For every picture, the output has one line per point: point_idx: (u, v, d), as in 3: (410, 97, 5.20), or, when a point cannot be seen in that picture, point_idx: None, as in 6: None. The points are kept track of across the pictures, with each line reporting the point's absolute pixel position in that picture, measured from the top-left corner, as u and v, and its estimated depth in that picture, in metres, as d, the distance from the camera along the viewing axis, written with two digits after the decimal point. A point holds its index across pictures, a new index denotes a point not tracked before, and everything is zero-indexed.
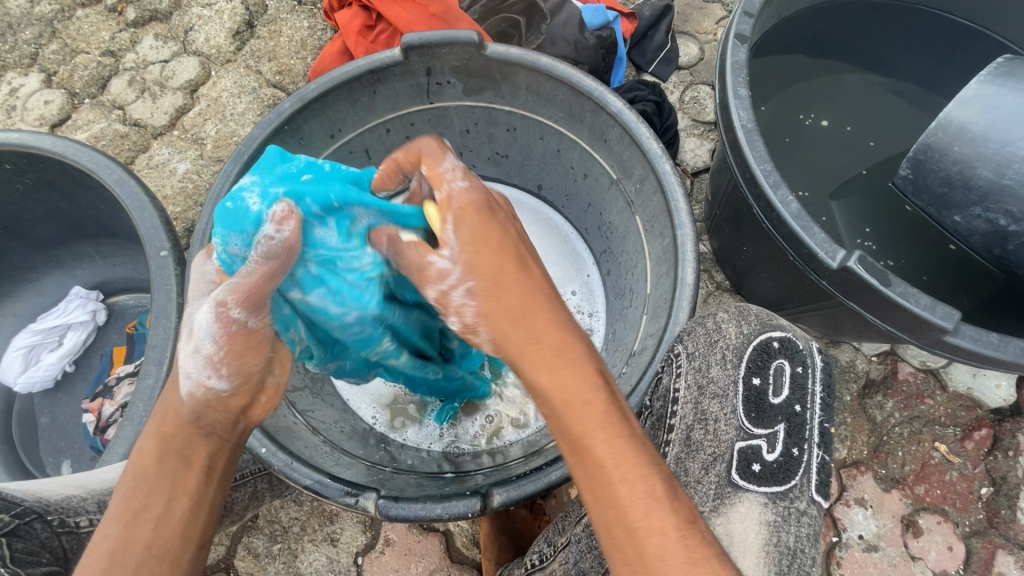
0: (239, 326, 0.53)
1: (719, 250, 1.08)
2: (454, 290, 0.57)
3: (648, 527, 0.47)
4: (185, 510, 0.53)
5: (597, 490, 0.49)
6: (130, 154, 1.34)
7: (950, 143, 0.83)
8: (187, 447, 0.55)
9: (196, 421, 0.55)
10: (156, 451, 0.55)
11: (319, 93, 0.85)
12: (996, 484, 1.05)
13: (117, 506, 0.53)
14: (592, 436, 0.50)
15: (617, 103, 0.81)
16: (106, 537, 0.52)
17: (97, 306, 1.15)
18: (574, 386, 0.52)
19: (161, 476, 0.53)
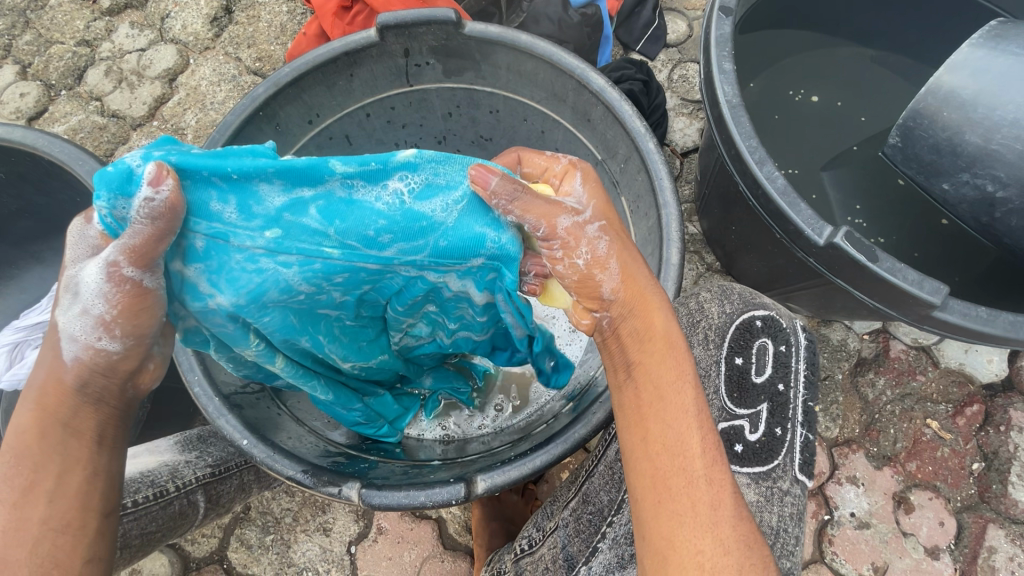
0: (135, 286, 0.47)
1: (709, 230, 1.07)
2: (587, 226, 0.53)
3: (708, 479, 0.51)
4: (83, 480, 0.50)
5: (672, 441, 0.51)
6: (109, 146, 1.31)
7: (940, 108, 0.81)
8: (70, 415, 0.50)
9: (72, 385, 0.50)
10: (34, 421, 0.50)
11: (294, 77, 0.82)
12: (987, 459, 1.05)
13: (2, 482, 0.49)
14: (681, 393, 0.53)
15: (599, 81, 0.79)
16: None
17: None
18: (670, 366, 0.54)
19: (48, 449, 0.49)
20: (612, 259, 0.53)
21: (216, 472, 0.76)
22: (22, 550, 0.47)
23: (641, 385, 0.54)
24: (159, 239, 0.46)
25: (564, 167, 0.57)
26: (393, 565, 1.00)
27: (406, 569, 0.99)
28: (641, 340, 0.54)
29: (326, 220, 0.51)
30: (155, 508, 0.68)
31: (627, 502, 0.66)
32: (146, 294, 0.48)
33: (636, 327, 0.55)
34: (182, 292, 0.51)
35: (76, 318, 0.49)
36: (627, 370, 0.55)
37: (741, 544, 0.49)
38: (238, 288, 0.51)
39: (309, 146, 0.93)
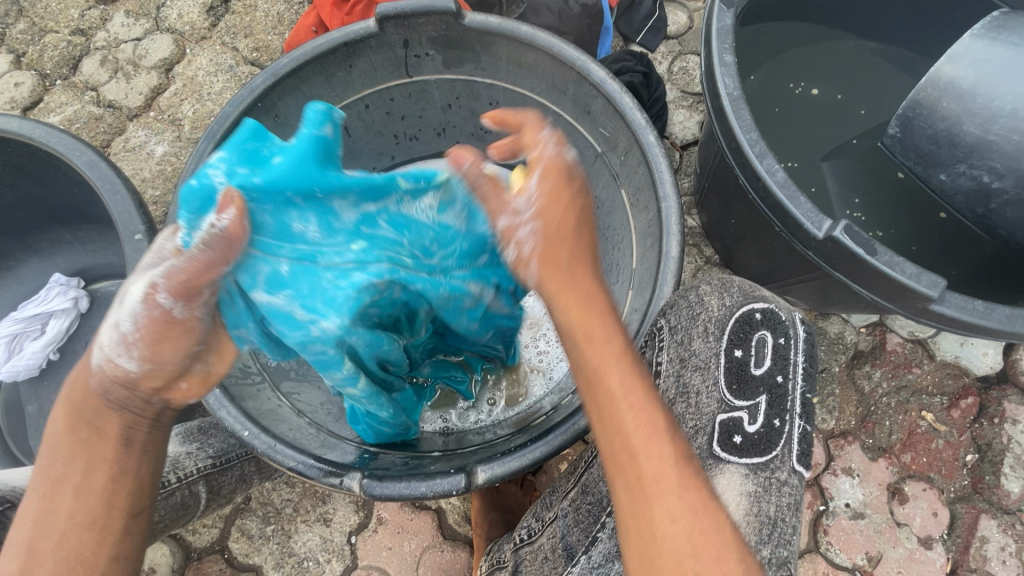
0: (162, 312, 0.52)
1: (708, 223, 1.07)
2: (517, 226, 0.55)
3: (649, 453, 0.49)
4: (109, 478, 0.53)
5: (607, 420, 0.51)
6: (106, 137, 1.30)
7: (939, 98, 0.81)
8: (96, 417, 0.53)
9: (101, 394, 0.53)
10: (66, 424, 0.54)
11: (293, 67, 0.82)
12: (981, 451, 1.06)
13: (40, 480, 0.53)
14: (606, 368, 0.52)
15: (600, 72, 0.79)
16: (31, 508, 0.52)
17: (78, 293, 1.13)
18: (588, 342, 0.53)
19: (77, 449, 0.53)
20: (530, 243, 0.55)
21: (217, 464, 0.77)
22: (50, 541, 0.51)
23: (576, 368, 0.54)
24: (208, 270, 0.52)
25: (528, 158, 0.57)
26: (393, 554, 1.01)
27: (406, 559, 1.00)
28: (563, 321, 0.55)
29: (398, 231, 0.60)
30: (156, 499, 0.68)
31: None
32: (174, 319, 0.52)
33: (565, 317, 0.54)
34: (274, 319, 0.56)
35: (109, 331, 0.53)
36: (568, 357, 0.56)
37: (689, 515, 0.47)
38: (337, 306, 0.56)
39: None
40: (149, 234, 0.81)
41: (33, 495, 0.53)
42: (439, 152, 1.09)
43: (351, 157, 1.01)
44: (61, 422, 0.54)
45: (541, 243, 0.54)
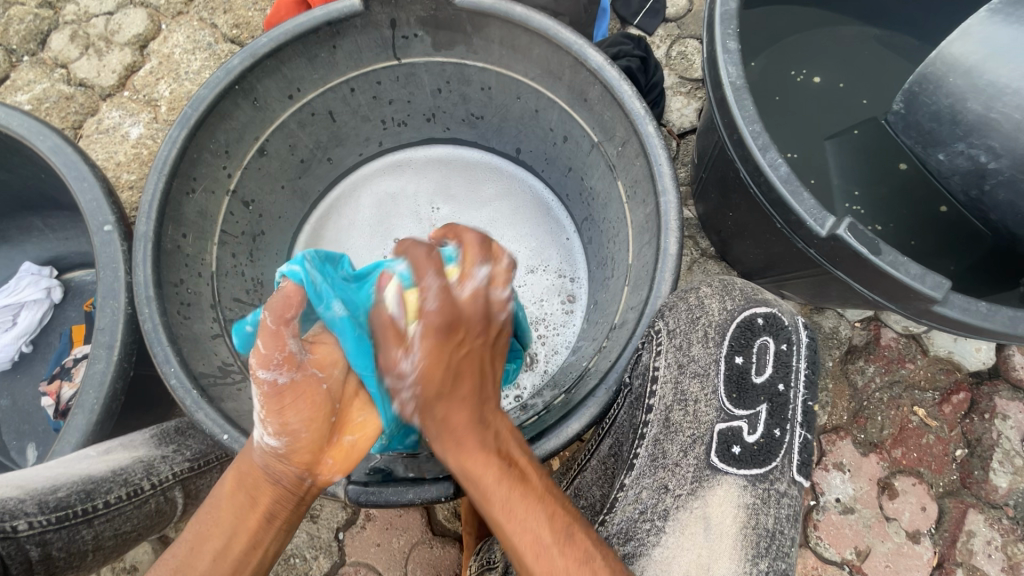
0: (271, 385, 0.60)
1: (705, 215, 1.04)
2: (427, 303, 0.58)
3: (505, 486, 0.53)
4: (244, 549, 0.57)
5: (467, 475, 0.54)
6: (78, 118, 1.24)
7: (947, 74, 0.79)
8: (255, 488, 0.59)
9: (268, 471, 0.60)
10: (231, 486, 0.60)
11: (272, 48, 0.77)
12: (970, 446, 1.06)
13: (187, 535, 0.58)
14: (463, 426, 0.56)
15: (597, 58, 0.75)
16: (175, 555, 0.57)
17: (51, 282, 1.08)
18: (450, 414, 0.56)
19: (229, 513, 0.58)
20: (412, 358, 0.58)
21: (195, 467, 0.74)
22: None
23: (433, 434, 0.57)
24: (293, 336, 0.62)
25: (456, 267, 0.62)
26: (382, 551, 0.99)
27: (395, 556, 0.99)
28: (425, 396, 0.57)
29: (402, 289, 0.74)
30: (128, 508, 0.65)
31: (619, 499, 0.63)
32: (299, 383, 0.62)
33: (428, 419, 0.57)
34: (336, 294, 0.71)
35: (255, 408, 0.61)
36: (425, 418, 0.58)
37: (545, 517, 0.51)
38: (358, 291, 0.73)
39: (290, 122, 0.88)
40: (119, 226, 0.77)
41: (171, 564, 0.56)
42: (429, 138, 1.06)
43: (336, 143, 0.97)
44: (225, 484, 0.60)
45: (433, 325, 0.58)
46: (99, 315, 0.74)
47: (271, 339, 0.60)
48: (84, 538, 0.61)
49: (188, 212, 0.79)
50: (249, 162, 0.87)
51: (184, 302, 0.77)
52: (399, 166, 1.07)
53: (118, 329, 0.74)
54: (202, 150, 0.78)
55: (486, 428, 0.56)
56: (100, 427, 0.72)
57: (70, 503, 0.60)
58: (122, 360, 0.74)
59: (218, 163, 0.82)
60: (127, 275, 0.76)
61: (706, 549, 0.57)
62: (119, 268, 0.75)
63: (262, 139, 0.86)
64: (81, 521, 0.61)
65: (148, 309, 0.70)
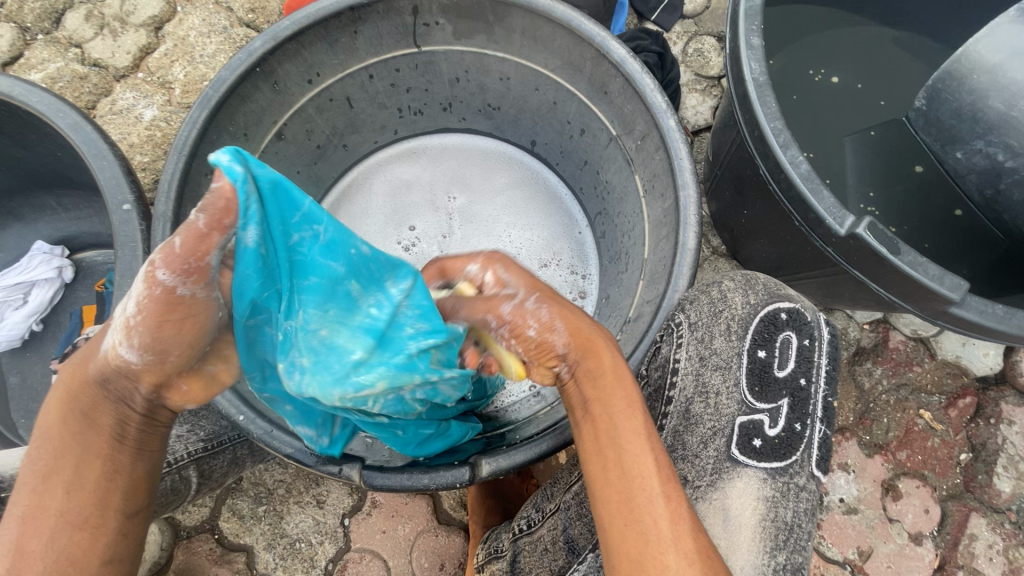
0: (164, 291, 0.50)
1: (717, 213, 1.04)
2: (526, 300, 0.57)
3: (667, 497, 0.51)
4: (101, 474, 0.54)
5: (626, 468, 0.53)
6: (91, 98, 1.23)
7: (970, 70, 0.79)
8: (94, 407, 0.55)
9: (103, 383, 0.54)
10: (64, 410, 0.55)
11: (294, 31, 0.77)
12: (975, 451, 1.06)
13: (31, 471, 0.54)
14: (630, 424, 0.54)
15: (620, 51, 0.74)
16: (26, 487, 0.53)
17: (63, 262, 1.08)
18: (619, 406, 0.55)
19: (73, 441, 0.54)
20: (557, 325, 0.56)
21: (208, 448, 0.75)
22: (40, 539, 0.51)
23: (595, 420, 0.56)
24: (209, 254, 0.50)
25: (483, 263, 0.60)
26: (387, 538, 1.00)
27: (400, 543, 0.99)
28: (593, 376, 0.56)
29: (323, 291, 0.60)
30: None
31: None
32: (197, 302, 0.52)
33: (587, 367, 0.57)
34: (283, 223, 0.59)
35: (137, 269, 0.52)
36: (583, 405, 0.57)
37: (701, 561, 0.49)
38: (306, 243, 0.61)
39: (308, 107, 0.88)
40: (137, 205, 0.77)
41: (20, 500, 0.53)
42: (443, 128, 1.06)
43: (352, 129, 0.97)
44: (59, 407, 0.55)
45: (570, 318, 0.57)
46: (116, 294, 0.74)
47: (193, 243, 0.49)
48: None
49: (206, 193, 0.79)
50: (266, 146, 0.87)
51: None
52: (415, 152, 1.07)
53: None
54: (221, 132, 0.78)
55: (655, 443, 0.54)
56: None
57: None
58: None
59: (236, 145, 0.81)
60: (145, 255, 0.76)
61: (725, 540, 0.58)
62: (137, 247, 0.75)
63: (280, 123, 0.86)
64: None
65: None
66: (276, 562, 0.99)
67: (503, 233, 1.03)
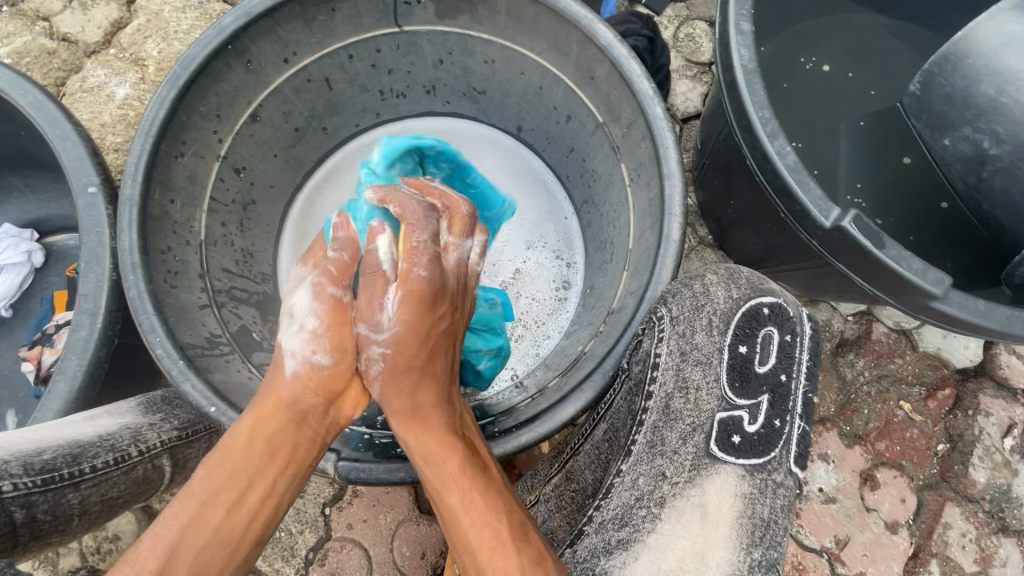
0: (337, 299, 0.70)
1: (704, 202, 1.03)
2: (413, 271, 0.68)
3: (491, 546, 0.56)
4: (259, 498, 0.60)
5: (452, 514, 0.59)
6: (60, 75, 1.18)
7: (965, 55, 0.79)
8: (287, 425, 0.63)
9: (296, 404, 0.65)
10: (249, 429, 0.62)
11: (268, 7, 0.74)
12: (952, 441, 1.08)
13: (199, 480, 0.59)
14: (447, 468, 0.61)
15: (606, 34, 0.72)
16: (191, 497, 0.58)
17: (32, 246, 1.05)
18: (431, 446, 0.62)
19: (249, 463, 0.60)
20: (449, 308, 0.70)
21: (183, 436, 0.73)
22: (190, 552, 0.56)
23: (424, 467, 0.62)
24: (348, 258, 0.74)
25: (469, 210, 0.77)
26: (368, 527, 0.99)
27: (381, 532, 0.99)
28: (412, 409, 0.65)
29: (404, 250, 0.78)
30: (115, 474, 0.64)
31: (614, 485, 0.63)
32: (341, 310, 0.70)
33: (406, 400, 0.66)
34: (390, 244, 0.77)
35: (292, 287, 0.74)
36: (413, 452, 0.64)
37: None
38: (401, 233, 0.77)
39: (284, 88, 0.85)
40: (104, 187, 0.74)
41: (183, 506, 0.58)
42: (428, 112, 1.03)
43: (331, 111, 0.94)
44: (243, 434, 0.61)
45: (414, 292, 0.67)
46: (82, 280, 0.71)
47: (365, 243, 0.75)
48: (70, 501, 0.60)
49: (177, 176, 0.76)
50: (240, 128, 0.83)
51: (171, 270, 0.74)
52: (399, 135, 1.03)
53: (102, 295, 0.71)
54: (191, 112, 0.75)
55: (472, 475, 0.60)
56: (83, 395, 0.70)
57: (54, 467, 0.59)
58: (106, 327, 0.71)
59: (208, 127, 0.78)
60: (113, 240, 0.73)
61: (700, 536, 0.58)
62: (104, 232, 0.72)
63: (255, 103, 0.83)
64: (67, 485, 0.60)
65: (134, 276, 0.67)
66: None
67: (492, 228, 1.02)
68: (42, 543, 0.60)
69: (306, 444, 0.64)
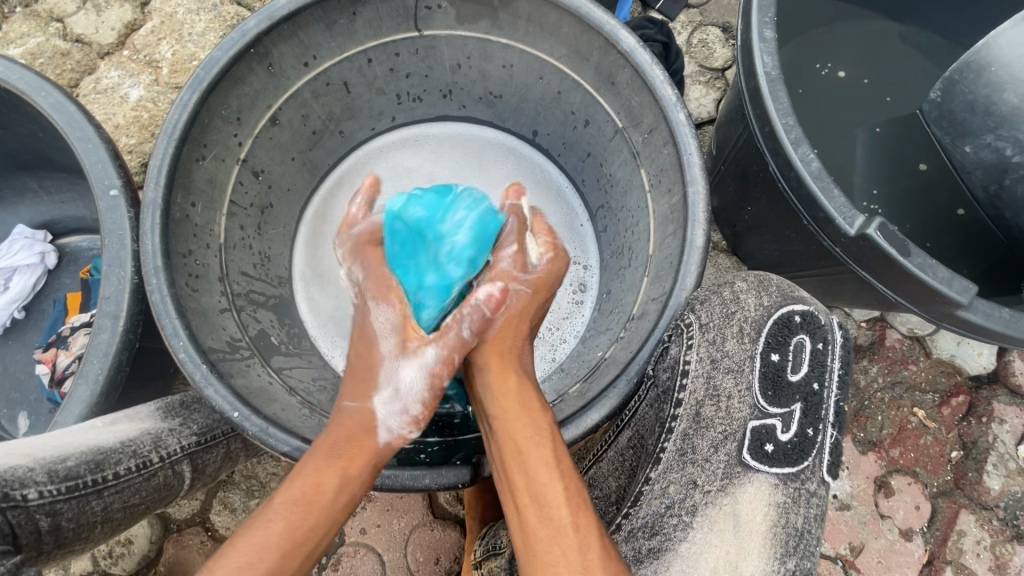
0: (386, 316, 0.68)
1: (719, 208, 1.03)
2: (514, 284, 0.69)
3: (575, 526, 0.58)
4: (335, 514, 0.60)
5: (537, 494, 0.60)
6: (74, 76, 1.18)
7: (988, 63, 0.79)
8: (358, 439, 0.63)
9: (367, 422, 0.64)
10: (335, 443, 0.63)
11: (290, 11, 0.74)
12: (966, 448, 1.08)
13: (284, 499, 0.59)
14: (539, 445, 0.61)
15: (630, 40, 0.72)
16: (280, 516, 0.58)
17: (46, 248, 1.04)
18: (522, 427, 0.63)
19: (331, 477, 0.61)
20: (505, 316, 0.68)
21: (202, 441, 0.73)
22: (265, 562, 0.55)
23: (505, 445, 0.63)
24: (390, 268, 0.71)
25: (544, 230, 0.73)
26: (382, 532, 0.99)
27: (395, 537, 0.99)
28: (507, 394, 0.65)
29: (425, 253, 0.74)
30: (137, 481, 0.64)
31: (644, 492, 0.63)
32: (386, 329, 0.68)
33: (494, 374, 0.67)
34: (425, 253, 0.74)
35: (341, 296, 0.72)
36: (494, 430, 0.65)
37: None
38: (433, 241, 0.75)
39: (303, 92, 0.85)
40: (125, 190, 0.73)
41: (275, 515, 0.58)
42: (443, 115, 1.03)
43: (349, 115, 0.94)
44: (333, 440, 0.62)
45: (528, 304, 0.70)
46: (103, 283, 0.71)
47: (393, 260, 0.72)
48: (94, 508, 0.60)
49: (198, 179, 0.76)
50: (259, 131, 0.83)
51: (192, 274, 0.74)
52: (414, 141, 1.04)
53: (123, 299, 0.71)
54: (213, 116, 0.75)
55: (562, 467, 0.61)
56: (104, 399, 0.70)
57: (79, 474, 0.59)
58: (128, 330, 0.71)
59: (229, 130, 0.78)
60: (134, 243, 0.72)
61: (734, 546, 0.59)
62: (126, 235, 0.72)
63: (275, 107, 0.83)
64: (91, 491, 0.60)
65: (156, 280, 0.67)
66: None
67: None
68: (66, 550, 0.60)
69: (381, 462, 0.64)
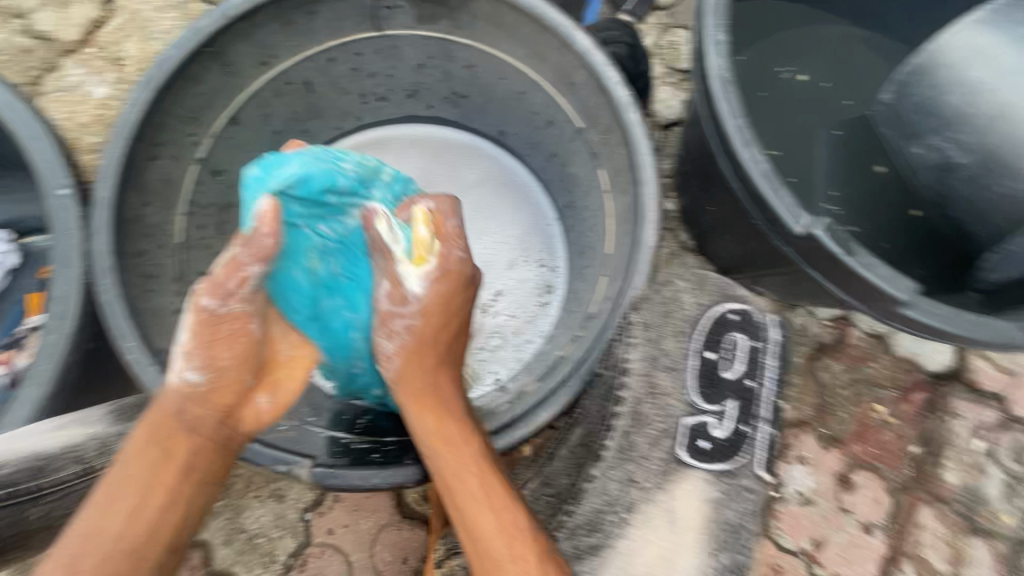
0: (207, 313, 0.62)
1: (686, 207, 1.04)
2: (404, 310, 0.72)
3: (510, 557, 0.64)
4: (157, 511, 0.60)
5: (471, 527, 0.65)
6: (37, 73, 1.16)
7: (935, 66, 0.81)
8: (170, 436, 0.61)
9: (180, 414, 0.62)
10: (144, 441, 0.61)
11: (245, 10, 0.73)
12: (926, 443, 1.10)
13: (92, 503, 0.59)
14: (462, 484, 0.64)
15: (585, 42, 0.73)
16: (80, 527, 0.57)
17: (5, 247, 1.03)
18: (448, 464, 0.64)
19: (143, 470, 0.60)
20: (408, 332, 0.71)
21: None
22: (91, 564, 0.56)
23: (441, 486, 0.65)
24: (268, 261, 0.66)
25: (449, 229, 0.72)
26: (348, 532, 0.98)
27: (362, 537, 0.98)
28: (432, 413, 0.68)
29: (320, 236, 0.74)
30: (81, 484, 0.65)
31: None
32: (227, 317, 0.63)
33: (423, 398, 0.70)
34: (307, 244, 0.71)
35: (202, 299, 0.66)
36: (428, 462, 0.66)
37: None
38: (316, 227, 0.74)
39: (263, 91, 0.84)
40: (76, 190, 0.73)
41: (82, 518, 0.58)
42: (411, 115, 1.03)
43: (312, 115, 0.94)
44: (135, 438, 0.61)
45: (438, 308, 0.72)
46: (52, 284, 0.70)
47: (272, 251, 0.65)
48: (43, 507, 0.64)
49: (151, 179, 0.75)
50: (218, 130, 0.83)
51: (145, 275, 0.74)
52: (379, 143, 1.04)
53: (73, 300, 0.70)
54: (167, 115, 0.74)
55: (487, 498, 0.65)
56: (54, 401, 0.69)
57: (15, 481, 0.62)
58: (77, 332, 0.71)
59: (185, 129, 0.77)
60: (84, 243, 0.72)
61: None
62: (76, 235, 0.71)
63: (234, 106, 0.82)
64: (35, 495, 0.63)
65: (105, 281, 0.66)
66: (234, 557, 0.97)
67: (479, 233, 1.03)
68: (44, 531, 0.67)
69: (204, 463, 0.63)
